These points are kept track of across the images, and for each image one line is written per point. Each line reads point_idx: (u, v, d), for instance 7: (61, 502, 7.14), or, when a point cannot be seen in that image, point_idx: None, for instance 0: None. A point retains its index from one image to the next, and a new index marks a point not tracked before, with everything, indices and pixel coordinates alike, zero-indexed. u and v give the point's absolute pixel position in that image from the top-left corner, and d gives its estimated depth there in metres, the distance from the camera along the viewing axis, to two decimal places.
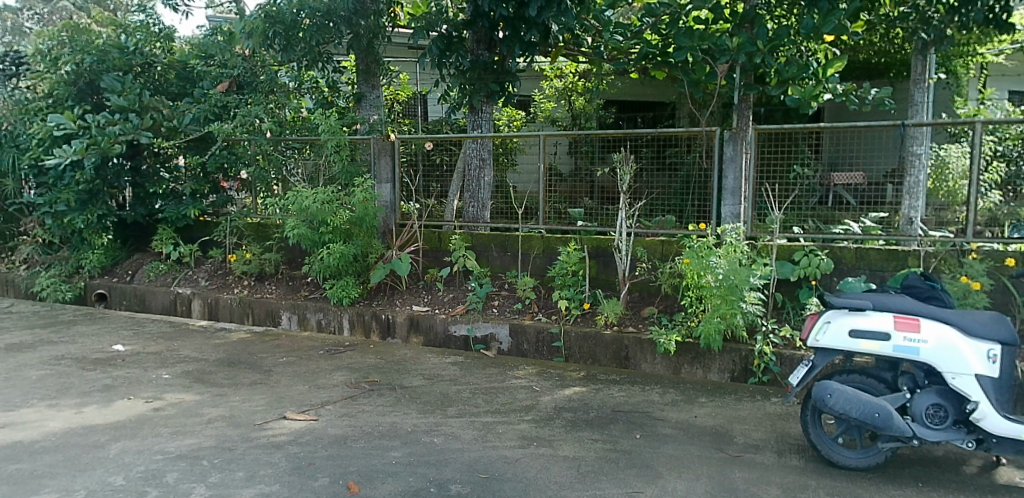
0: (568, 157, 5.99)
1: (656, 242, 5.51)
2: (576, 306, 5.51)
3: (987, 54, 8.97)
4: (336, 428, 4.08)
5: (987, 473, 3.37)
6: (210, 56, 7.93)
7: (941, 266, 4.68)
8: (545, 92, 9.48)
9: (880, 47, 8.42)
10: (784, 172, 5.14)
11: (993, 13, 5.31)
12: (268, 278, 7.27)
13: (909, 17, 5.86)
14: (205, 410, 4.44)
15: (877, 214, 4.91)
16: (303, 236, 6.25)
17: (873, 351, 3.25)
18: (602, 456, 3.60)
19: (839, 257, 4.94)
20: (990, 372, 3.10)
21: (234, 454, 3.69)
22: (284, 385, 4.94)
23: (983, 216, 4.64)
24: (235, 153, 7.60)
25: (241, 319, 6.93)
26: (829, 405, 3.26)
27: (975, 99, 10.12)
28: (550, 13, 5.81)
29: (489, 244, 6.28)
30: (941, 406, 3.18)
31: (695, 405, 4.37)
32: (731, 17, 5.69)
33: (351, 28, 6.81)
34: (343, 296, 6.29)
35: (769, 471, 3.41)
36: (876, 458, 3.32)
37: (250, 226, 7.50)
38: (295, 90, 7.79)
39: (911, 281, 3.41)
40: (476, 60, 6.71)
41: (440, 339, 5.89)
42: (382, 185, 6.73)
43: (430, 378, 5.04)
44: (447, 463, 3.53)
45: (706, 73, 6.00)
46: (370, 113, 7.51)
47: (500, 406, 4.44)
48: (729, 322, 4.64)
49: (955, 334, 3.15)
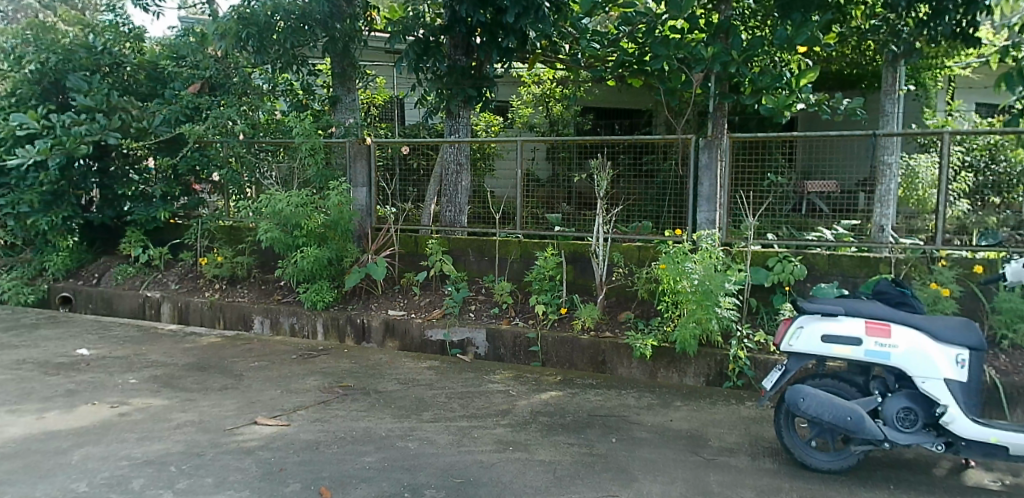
0: (546, 162, 6.03)
1: (634, 247, 5.55)
2: (553, 310, 5.52)
3: (955, 67, 9.16)
4: (309, 433, 4.03)
5: (955, 475, 3.45)
6: (181, 57, 7.77)
7: (911, 273, 4.76)
8: (523, 99, 9.50)
9: (852, 58, 8.60)
10: (758, 180, 5.23)
11: (960, 27, 5.40)
12: (240, 281, 7.17)
13: (880, 29, 6.05)
14: (173, 415, 4.35)
15: (850, 222, 5.03)
16: (276, 240, 6.22)
17: (845, 356, 3.31)
18: (577, 461, 3.61)
19: (812, 264, 5.03)
20: (957, 377, 3.19)
21: (202, 460, 3.62)
22: (255, 390, 4.87)
23: (953, 224, 4.74)
24: (206, 155, 7.48)
25: (212, 324, 6.83)
26: (802, 409, 3.32)
27: (943, 110, 10.36)
28: (527, 20, 5.89)
29: (466, 248, 6.26)
30: (912, 409, 3.25)
31: (671, 409, 4.41)
32: (705, 29, 5.86)
33: (326, 32, 6.77)
34: (316, 300, 6.22)
35: (744, 474, 3.44)
36: (849, 461, 3.38)
37: (222, 230, 7.46)
38: (269, 93, 7.57)
39: (882, 287, 3.50)
40: (454, 65, 6.73)
41: (415, 344, 5.85)
42: (357, 189, 6.68)
43: (406, 382, 5.01)
44: (421, 468, 3.50)
45: (682, 82, 6.00)
46: (345, 116, 7.35)
47: (476, 410, 4.42)
48: (704, 327, 4.68)
49: (924, 339, 3.23)
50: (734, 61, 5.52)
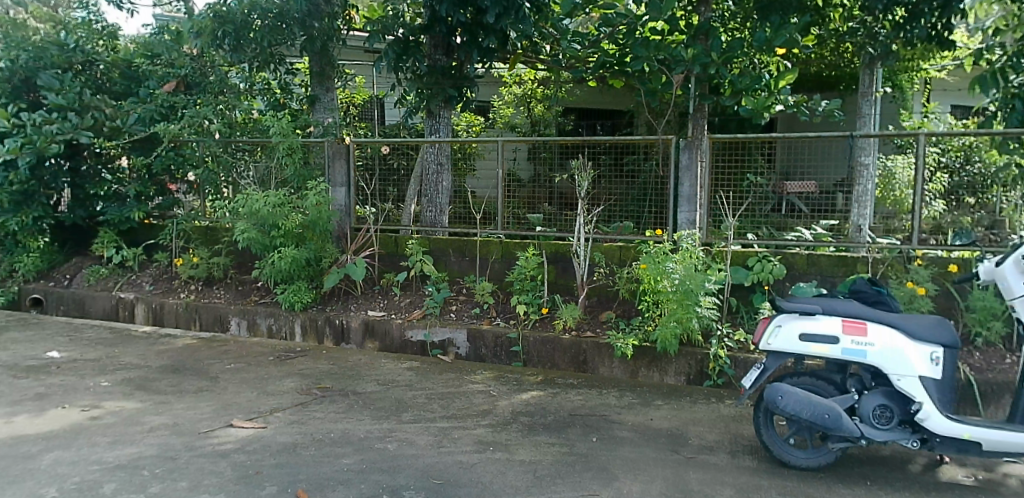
0: (528, 163, 6.00)
1: (615, 247, 5.58)
2: (534, 310, 5.51)
3: (931, 70, 9.32)
4: (285, 435, 3.98)
5: (930, 471, 3.50)
6: (156, 55, 7.63)
7: (888, 273, 4.85)
8: (504, 99, 9.50)
9: (830, 60, 8.73)
10: (738, 180, 5.28)
11: (935, 30, 5.45)
12: (217, 282, 7.06)
13: (857, 31, 6.15)
14: (147, 418, 4.27)
15: (828, 222, 5.10)
16: (253, 240, 6.13)
17: (822, 354, 3.34)
18: (558, 460, 3.61)
19: (790, 263, 5.08)
20: (932, 374, 3.25)
21: (177, 464, 3.55)
22: (232, 392, 4.80)
23: (929, 224, 4.82)
24: (182, 154, 7.38)
25: (188, 325, 6.72)
26: (780, 407, 3.35)
27: (919, 112, 10.53)
28: (507, 20, 5.89)
29: (447, 249, 6.23)
30: (888, 406, 3.29)
31: (652, 407, 4.43)
32: (686, 30, 5.92)
33: (304, 31, 6.69)
34: (294, 301, 6.14)
35: (723, 471, 3.47)
36: (826, 458, 3.41)
37: (198, 230, 7.32)
38: (245, 92, 7.39)
39: (859, 285, 3.55)
40: (434, 65, 6.71)
41: (396, 344, 5.81)
42: (336, 189, 6.64)
43: (385, 384, 4.97)
44: (400, 470, 3.47)
45: (663, 83, 6.04)
46: (324, 116, 7.17)
47: (456, 410, 4.40)
48: (685, 326, 4.71)
49: (899, 337, 3.28)
50: (714, 63, 5.61)
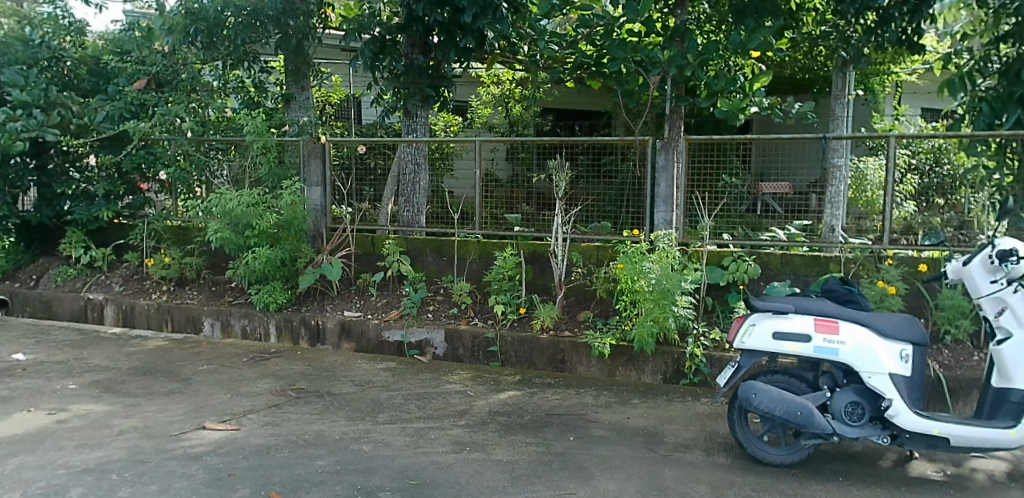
0: (506, 163, 6.01)
1: (592, 247, 5.61)
2: (512, 310, 5.52)
3: (902, 73, 9.51)
4: (259, 437, 3.92)
5: (900, 466, 3.57)
6: (126, 53, 7.43)
7: (860, 272, 4.96)
8: (482, 99, 9.50)
9: (804, 64, 8.87)
10: (714, 182, 5.34)
11: (906, 34, 5.59)
12: (189, 283, 6.95)
13: (831, 35, 6.25)
14: (116, 421, 4.18)
15: (802, 222, 5.13)
16: (226, 240, 6.04)
17: (796, 352, 3.38)
18: (535, 460, 3.61)
19: (765, 263, 5.15)
20: (901, 371, 3.32)
21: (146, 467, 3.49)
22: (203, 394, 4.72)
23: (899, 225, 4.93)
24: (153, 152, 7.25)
25: (159, 327, 6.59)
26: (754, 405, 3.39)
27: (890, 115, 10.74)
28: (485, 20, 5.90)
29: (424, 248, 6.21)
30: (859, 403, 3.35)
31: (628, 406, 4.45)
32: (661, 32, 5.93)
33: (279, 28, 6.61)
34: (269, 302, 6.06)
35: (698, 469, 3.50)
36: (799, 455, 3.47)
37: (170, 230, 7.22)
38: (219, 90, 7.29)
39: (831, 285, 3.61)
40: (411, 64, 6.65)
41: (372, 345, 5.77)
42: (311, 188, 6.56)
43: (361, 384, 4.93)
44: (376, 471, 3.45)
45: (639, 84, 6.08)
46: (299, 114, 7.10)
47: (433, 411, 4.38)
48: (661, 326, 4.75)
49: (870, 335, 3.34)
50: (690, 65, 5.67)
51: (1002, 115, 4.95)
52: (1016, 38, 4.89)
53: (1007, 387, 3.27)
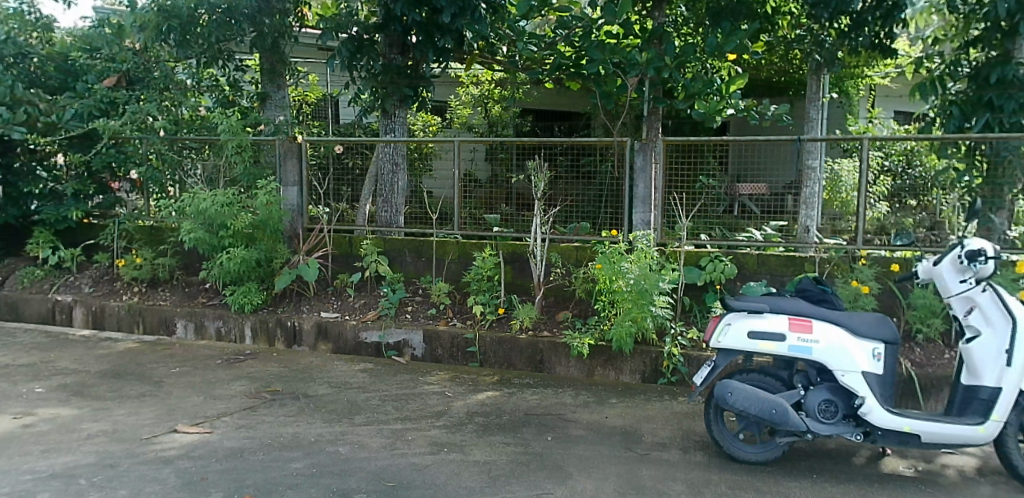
0: (486, 163, 6.02)
1: (571, 248, 5.60)
2: (491, 311, 5.51)
3: (875, 77, 9.70)
4: (232, 440, 3.86)
5: (873, 463, 3.63)
6: (95, 49, 7.29)
7: (834, 272, 5.04)
8: (461, 100, 9.48)
9: (779, 66, 9.01)
10: (691, 183, 5.40)
11: (877, 38, 5.71)
12: (162, 283, 6.83)
13: (805, 39, 6.31)
14: (84, 425, 4.09)
15: (777, 223, 5.21)
16: (200, 241, 5.95)
17: (770, 351, 3.43)
18: (513, 460, 3.61)
19: (741, 263, 5.21)
20: (873, 369, 3.37)
21: (116, 472, 3.41)
22: (175, 397, 4.64)
23: (872, 225, 5.04)
24: (124, 152, 7.10)
25: (130, 329, 6.47)
26: (730, 403, 3.42)
27: (864, 118, 10.94)
28: (463, 20, 5.91)
29: (403, 249, 6.16)
30: (833, 401, 3.40)
31: (606, 406, 4.47)
32: (640, 34, 6.00)
33: (254, 26, 6.50)
34: (243, 303, 5.99)
35: (674, 468, 3.52)
36: (775, 453, 3.50)
37: (142, 230, 7.08)
38: (192, 89, 7.16)
39: (804, 284, 3.65)
40: (390, 64, 6.62)
41: (350, 346, 5.72)
42: (287, 188, 6.49)
43: (338, 386, 4.89)
44: (352, 473, 3.42)
45: (617, 86, 6.10)
46: (275, 114, 6.94)
47: (411, 412, 4.36)
48: (639, 325, 4.79)
49: (842, 334, 3.39)
50: (667, 67, 5.72)
51: (971, 118, 5.08)
52: (985, 43, 5.04)
53: (976, 385, 3.35)
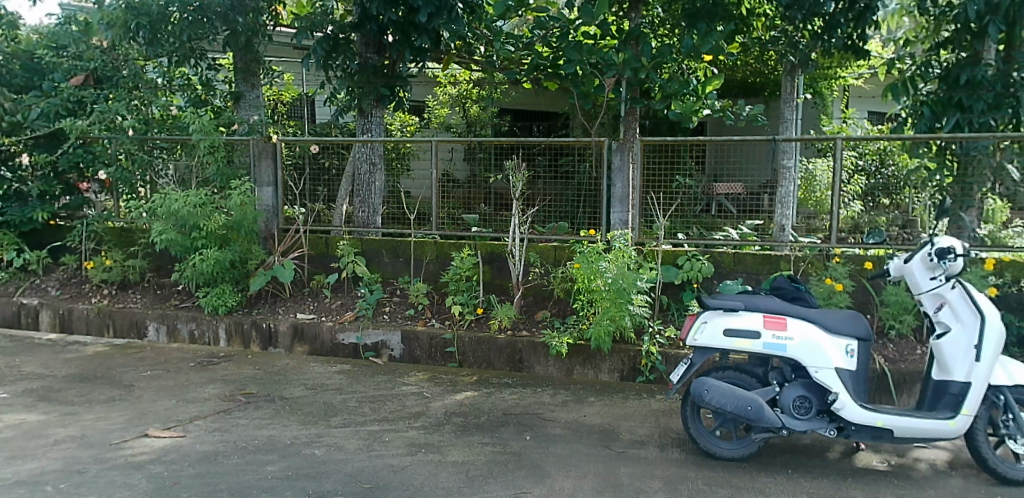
0: (464, 163, 5.95)
1: (549, 247, 5.62)
2: (469, 311, 5.50)
3: (848, 78, 9.87)
4: (205, 444, 3.80)
5: (847, 458, 3.69)
6: (62, 48, 7.11)
7: (809, 270, 5.10)
8: (439, 99, 9.45)
9: (754, 68, 9.14)
10: (668, 182, 5.43)
11: (851, 40, 5.82)
12: (133, 286, 6.71)
13: (779, 40, 6.36)
14: (51, 430, 3.99)
15: (754, 222, 5.29)
16: (171, 242, 5.83)
17: (745, 349, 3.46)
18: (491, 460, 3.59)
19: (718, 262, 5.26)
20: (847, 366, 3.43)
21: (84, 478, 3.33)
22: (146, 400, 4.54)
23: (846, 224, 5.13)
24: (91, 151, 6.96)
25: (100, 332, 6.33)
26: (706, 401, 3.45)
27: (838, 118, 11.11)
28: (440, 20, 5.90)
29: (380, 249, 6.12)
30: (807, 398, 3.45)
31: (585, 404, 4.48)
32: (617, 35, 5.99)
33: (227, 25, 6.39)
34: (218, 304, 5.90)
35: (652, 465, 3.54)
36: (750, 449, 3.54)
37: (111, 231, 6.93)
38: (163, 87, 7.03)
39: (779, 282, 3.69)
40: (366, 63, 6.56)
41: (326, 347, 5.66)
42: (263, 188, 6.43)
43: (313, 388, 4.83)
44: (328, 475, 3.38)
45: (594, 86, 6.10)
46: (248, 113, 6.88)
47: (389, 413, 4.32)
48: (618, 324, 4.81)
49: (816, 331, 3.44)
50: (644, 68, 5.80)
51: (941, 118, 5.20)
52: (955, 45, 5.15)
53: (946, 380, 3.41)
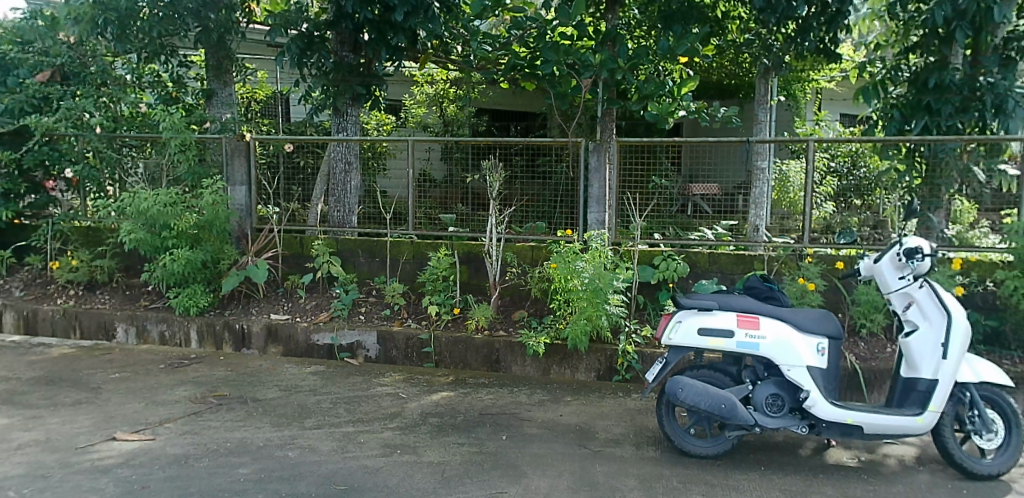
0: (441, 163, 5.95)
1: (527, 247, 5.62)
2: (446, 311, 5.47)
3: (821, 80, 10.03)
4: (175, 447, 3.73)
5: (819, 454, 3.75)
6: (28, 43, 6.85)
7: (782, 270, 5.17)
8: (415, 99, 9.41)
9: (729, 70, 9.25)
10: (644, 183, 5.47)
11: (823, 44, 5.92)
12: (100, 286, 6.56)
13: (754, 42, 6.52)
14: (14, 435, 3.88)
15: (729, 222, 5.35)
16: (140, 242, 5.72)
17: (719, 348, 3.50)
18: (467, 460, 3.58)
19: (693, 261, 5.32)
20: (818, 364, 3.48)
21: (48, 483, 3.25)
22: (114, 403, 4.45)
23: (819, 225, 5.22)
24: (58, 149, 6.76)
25: (66, 334, 6.18)
26: (681, 399, 3.48)
27: (811, 120, 11.29)
28: (416, 19, 5.88)
29: (356, 249, 6.07)
30: (779, 395, 3.49)
31: (561, 404, 4.49)
32: (593, 36, 6.10)
33: (199, 21, 6.25)
34: (189, 305, 5.80)
35: (628, 464, 3.56)
36: (724, 446, 3.58)
37: (78, 231, 6.78)
38: (133, 84, 6.97)
39: (752, 282, 3.73)
40: (341, 61, 6.54)
41: (301, 348, 5.59)
42: (234, 187, 6.31)
43: (287, 389, 4.77)
44: (302, 477, 3.34)
45: (571, 87, 6.13)
46: (220, 111, 6.79)
47: (363, 414, 4.28)
48: (594, 324, 4.84)
49: (788, 329, 3.49)
50: (621, 68, 5.81)
51: (911, 120, 5.30)
52: (924, 49, 5.27)
53: (914, 377, 3.48)
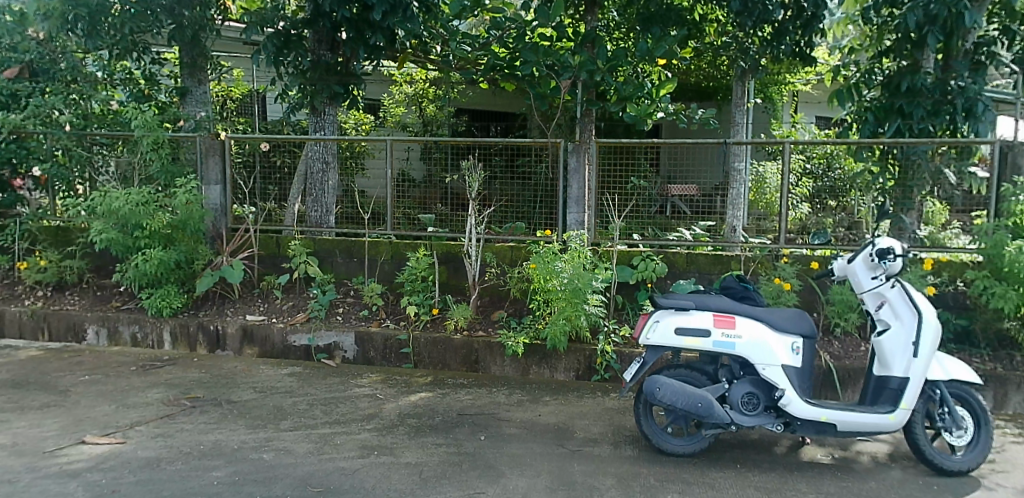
0: (421, 163, 5.95)
1: (506, 247, 5.65)
2: (425, 311, 5.44)
3: (797, 83, 10.18)
4: (147, 450, 3.66)
5: (793, 452, 3.80)
6: None
7: (759, 270, 5.24)
8: (394, 98, 9.36)
9: (707, 72, 9.35)
10: (623, 183, 5.50)
11: (799, 47, 5.99)
12: (70, 287, 6.42)
13: (730, 46, 6.61)
14: None
15: (706, 223, 5.44)
16: (113, 242, 5.63)
17: (696, 347, 3.53)
18: (445, 461, 3.57)
19: (671, 262, 5.38)
20: (793, 362, 3.53)
21: (14, 488, 3.17)
22: (84, 406, 4.36)
23: (795, 226, 5.32)
24: (26, 147, 6.51)
25: (34, 336, 6.04)
26: (658, 398, 3.51)
27: (787, 122, 11.44)
28: (394, 19, 5.84)
29: (333, 249, 6.01)
30: (755, 394, 3.53)
31: (539, 404, 4.50)
32: (572, 37, 6.09)
33: (173, 19, 6.19)
34: (162, 306, 5.70)
35: (605, 463, 3.57)
36: (701, 444, 3.61)
37: (47, 230, 6.63)
38: (104, 81, 6.82)
39: (728, 282, 3.76)
40: (319, 60, 6.46)
41: (277, 349, 5.53)
42: (210, 186, 6.20)
43: (263, 391, 4.71)
44: (277, 480, 3.30)
45: (551, 88, 6.11)
46: (195, 109, 6.70)
47: (341, 416, 4.24)
48: (573, 324, 4.85)
49: (763, 328, 3.53)
50: (599, 70, 5.83)
51: (884, 123, 5.39)
52: (897, 53, 5.38)
53: (886, 376, 3.54)
